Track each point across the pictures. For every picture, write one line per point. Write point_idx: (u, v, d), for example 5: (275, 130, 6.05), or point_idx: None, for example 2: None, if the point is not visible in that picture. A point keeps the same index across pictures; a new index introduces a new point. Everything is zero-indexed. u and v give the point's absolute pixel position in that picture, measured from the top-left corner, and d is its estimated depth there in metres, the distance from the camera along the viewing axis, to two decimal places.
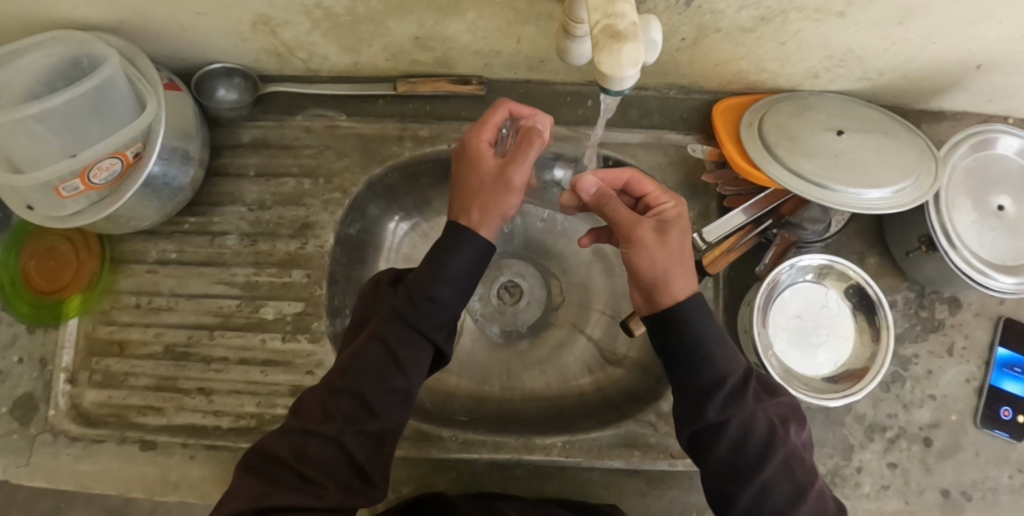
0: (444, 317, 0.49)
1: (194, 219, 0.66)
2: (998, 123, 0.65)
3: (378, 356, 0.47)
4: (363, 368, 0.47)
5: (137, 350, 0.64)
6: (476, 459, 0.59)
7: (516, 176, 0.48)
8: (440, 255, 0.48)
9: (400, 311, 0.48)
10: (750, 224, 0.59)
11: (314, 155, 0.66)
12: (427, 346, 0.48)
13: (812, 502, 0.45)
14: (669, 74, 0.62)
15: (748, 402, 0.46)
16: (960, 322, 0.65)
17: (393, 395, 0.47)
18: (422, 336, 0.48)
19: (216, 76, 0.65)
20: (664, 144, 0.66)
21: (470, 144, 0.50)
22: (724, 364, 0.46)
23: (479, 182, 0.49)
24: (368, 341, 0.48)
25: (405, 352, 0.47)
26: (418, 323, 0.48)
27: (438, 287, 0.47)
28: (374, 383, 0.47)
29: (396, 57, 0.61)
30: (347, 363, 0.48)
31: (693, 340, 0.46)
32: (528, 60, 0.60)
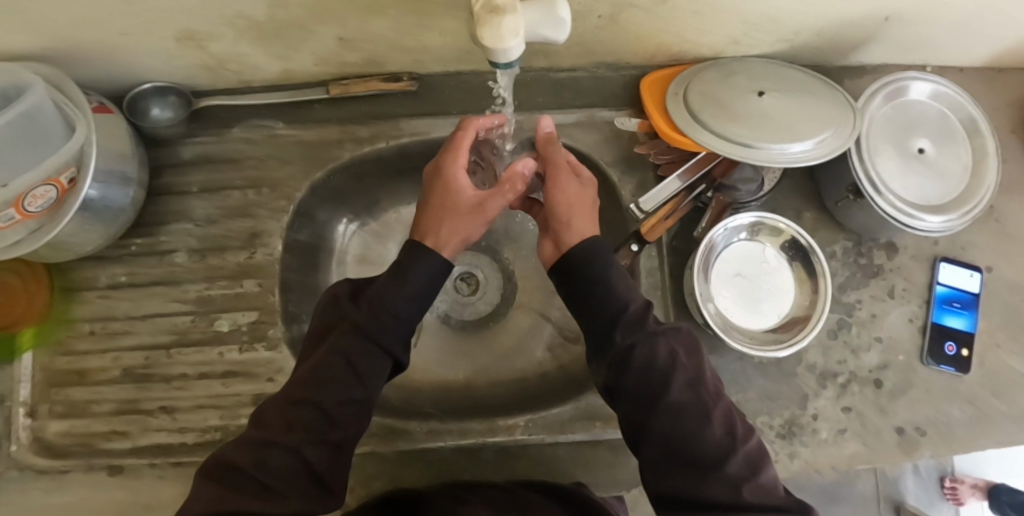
0: (399, 330, 0.52)
1: (141, 240, 0.65)
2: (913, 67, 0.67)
3: (339, 363, 0.49)
4: (323, 382, 0.49)
5: (97, 377, 0.63)
6: (443, 447, 0.60)
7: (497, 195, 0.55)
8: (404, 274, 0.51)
9: (358, 323, 0.51)
10: (685, 190, 0.61)
11: (256, 165, 0.65)
12: (387, 360, 0.51)
13: (717, 420, 0.47)
14: (595, 53, 0.64)
15: (648, 332, 0.49)
16: (898, 266, 0.67)
17: (353, 403, 0.50)
18: (382, 351, 0.51)
19: (148, 96, 0.64)
20: (597, 121, 0.66)
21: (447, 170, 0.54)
22: (622, 292, 0.51)
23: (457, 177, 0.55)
24: (328, 355, 0.50)
25: (361, 359, 0.50)
26: (379, 336, 0.50)
27: (397, 302, 0.51)
28: (336, 393, 0.49)
29: (326, 60, 0.61)
30: (306, 381, 0.49)
31: (588, 273, 0.50)
32: (456, 51, 0.61)
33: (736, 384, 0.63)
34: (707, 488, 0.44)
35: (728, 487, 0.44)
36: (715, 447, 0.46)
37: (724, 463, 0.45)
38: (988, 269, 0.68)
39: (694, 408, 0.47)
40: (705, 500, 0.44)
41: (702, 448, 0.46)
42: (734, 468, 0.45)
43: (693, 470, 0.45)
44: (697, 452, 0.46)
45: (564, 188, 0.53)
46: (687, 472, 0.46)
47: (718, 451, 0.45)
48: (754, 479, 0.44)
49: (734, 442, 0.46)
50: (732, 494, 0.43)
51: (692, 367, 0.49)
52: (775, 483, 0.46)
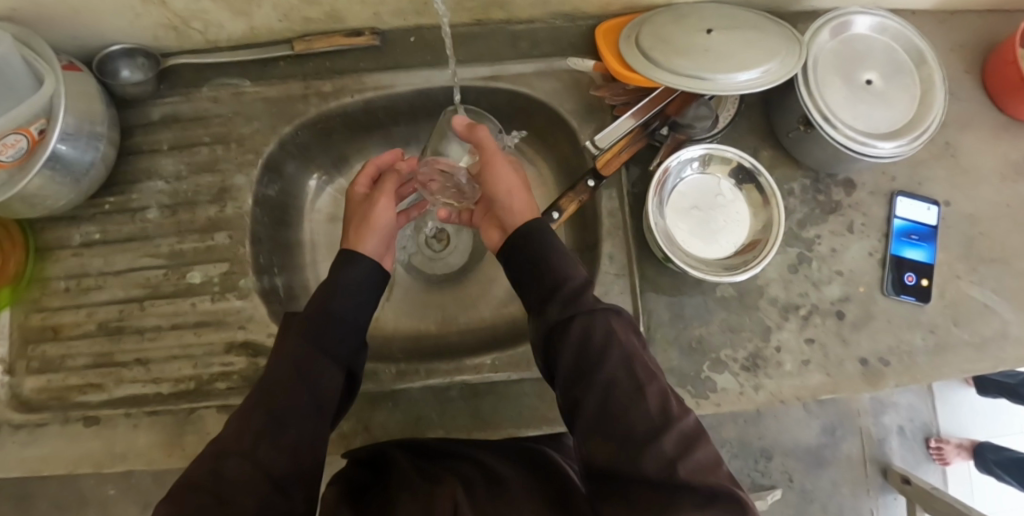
0: (347, 335, 0.52)
1: (113, 198, 0.67)
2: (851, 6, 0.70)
3: (289, 370, 0.48)
4: (278, 385, 0.48)
5: (71, 332, 0.65)
6: (412, 387, 0.62)
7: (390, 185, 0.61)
8: (335, 278, 0.53)
9: (308, 331, 0.50)
10: (638, 128, 0.62)
11: (224, 123, 0.67)
12: (337, 365, 0.51)
13: (653, 399, 0.44)
14: (550, 2, 0.65)
15: (586, 307, 0.48)
16: (856, 202, 0.68)
17: (306, 406, 0.48)
18: (331, 353, 0.51)
19: (117, 57, 0.65)
20: (555, 70, 0.68)
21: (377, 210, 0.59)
22: (564, 266, 0.51)
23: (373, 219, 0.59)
24: (277, 359, 0.49)
25: (311, 365, 0.49)
26: (327, 339, 0.50)
27: (336, 304, 0.52)
28: (293, 397, 0.47)
29: (287, 16, 0.63)
30: (262, 386, 0.48)
31: (529, 250, 0.53)
32: (412, 3, 0.63)
33: (698, 318, 0.64)
34: (640, 465, 0.41)
35: (661, 463, 0.41)
36: (645, 423, 0.43)
37: (655, 438, 0.42)
38: (946, 203, 0.69)
39: (628, 382, 0.45)
40: (635, 475, 0.41)
41: (634, 422, 0.43)
42: (666, 443, 0.41)
43: (625, 445, 0.42)
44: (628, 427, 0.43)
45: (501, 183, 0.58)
46: (619, 450, 0.42)
47: (649, 426, 0.43)
48: (687, 456, 0.41)
49: (668, 421, 0.43)
50: (663, 468, 0.40)
51: (634, 344, 0.48)
52: (711, 466, 0.42)
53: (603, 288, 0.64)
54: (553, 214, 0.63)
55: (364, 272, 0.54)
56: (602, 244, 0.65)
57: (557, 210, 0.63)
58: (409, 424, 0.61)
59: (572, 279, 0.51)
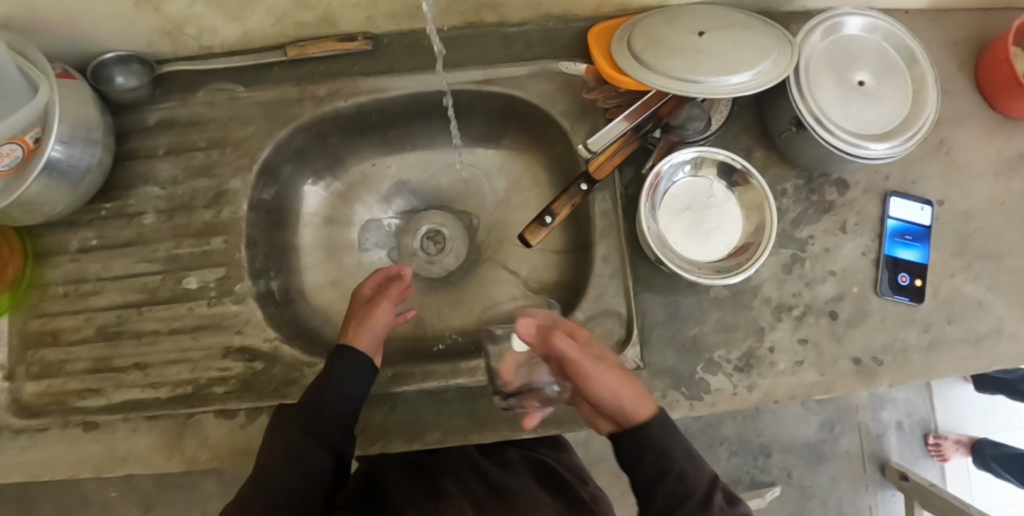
0: (340, 427, 0.54)
1: (109, 204, 0.67)
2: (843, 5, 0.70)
3: (277, 456, 0.52)
4: (273, 477, 0.51)
5: (70, 337, 0.65)
6: (407, 390, 0.62)
7: (396, 289, 0.60)
8: (325, 376, 0.54)
9: (298, 420, 0.53)
10: (632, 130, 0.63)
11: (220, 128, 0.67)
12: (329, 454, 0.53)
13: None
14: (541, 4, 0.65)
15: (690, 496, 0.47)
16: (850, 202, 0.68)
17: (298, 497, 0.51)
18: (320, 446, 0.53)
19: (111, 64, 0.66)
20: (548, 72, 0.68)
21: (380, 314, 0.58)
22: (692, 467, 0.47)
23: (372, 324, 0.58)
24: (277, 444, 0.53)
25: (302, 456, 0.52)
26: (317, 434, 0.53)
27: (326, 399, 0.53)
28: (280, 483, 0.51)
29: (281, 21, 0.63)
30: (258, 475, 0.52)
31: (647, 440, 0.47)
32: (405, 7, 0.63)
33: (692, 319, 0.64)
34: None
35: None
36: None
37: None
38: (939, 202, 0.69)
39: None
40: None
41: None
42: None
43: None
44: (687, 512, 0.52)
45: (598, 383, 0.47)
46: None
47: None
48: None
49: None
50: None
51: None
52: None
53: (597, 288, 0.64)
54: (545, 219, 0.63)
55: (348, 372, 0.55)
56: (595, 245, 0.65)
57: (549, 215, 0.63)
58: (404, 425, 0.62)
59: (699, 477, 0.47)
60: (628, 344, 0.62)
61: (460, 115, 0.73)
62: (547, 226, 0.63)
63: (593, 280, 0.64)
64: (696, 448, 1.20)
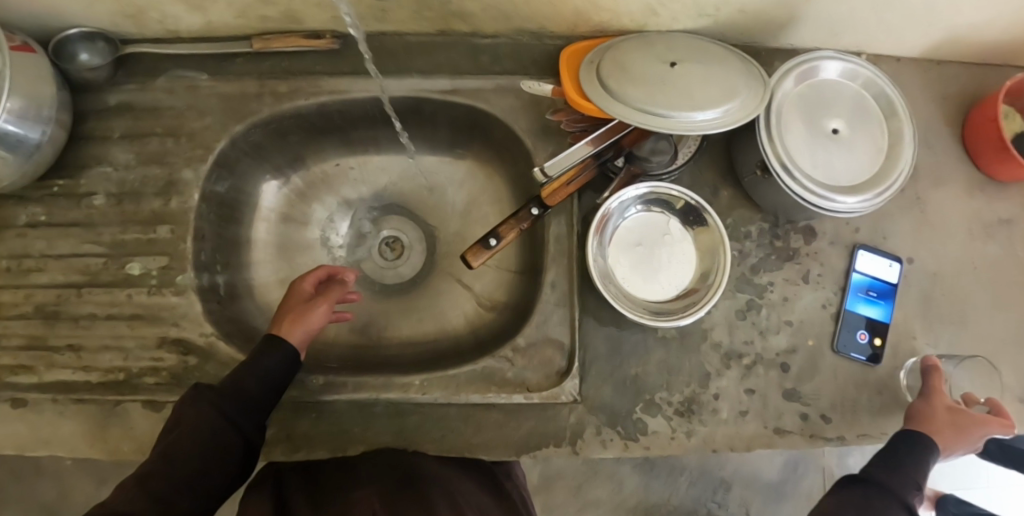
0: (254, 411, 0.53)
1: (60, 182, 0.66)
2: (831, 47, 0.67)
3: (186, 434, 0.50)
4: (178, 455, 0.48)
5: (7, 312, 0.65)
6: (336, 401, 0.61)
7: (337, 292, 0.63)
8: (251, 363, 0.55)
9: (216, 401, 0.52)
10: (592, 158, 0.61)
11: (177, 115, 0.66)
12: (238, 439, 0.52)
13: None
14: (514, 18, 0.63)
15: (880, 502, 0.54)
16: (816, 251, 0.66)
17: (201, 478, 0.49)
18: (232, 428, 0.52)
19: (75, 41, 0.65)
20: (517, 89, 0.65)
21: (317, 313, 0.60)
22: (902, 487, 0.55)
23: (307, 319, 0.60)
24: (185, 426, 0.50)
25: (213, 436, 0.50)
26: (231, 414, 0.52)
27: (245, 382, 0.54)
28: (190, 457, 0.49)
29: (245, 13, 0.62)
30: (159, 455, 0.49)
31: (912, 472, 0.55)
32: (373, 10, 0.61)
33: (636, 357, 0.62)
34: None
35: None
36: None
37: None
38: (909, 260, 0.67)
39: None
40: None
41: None
42: None
43: None
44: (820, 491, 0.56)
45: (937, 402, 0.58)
46: None
47: None
48: None
49: None
50: None
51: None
52: None
53: (542, 316, 0.62)
54: (489, 241, 0.61)
55: (269, 362, 0.55)
56: (546, 272, 0.63)
57: (495, 237, 0.61)
58: (329, 433, 0.61)
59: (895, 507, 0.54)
60: (567, 377, 0.60)
61: (426, 123, 0.71)
62: (491, 248, 0.61)
63: (540, 307, 0.63)
64: (655, 472, 1.19)
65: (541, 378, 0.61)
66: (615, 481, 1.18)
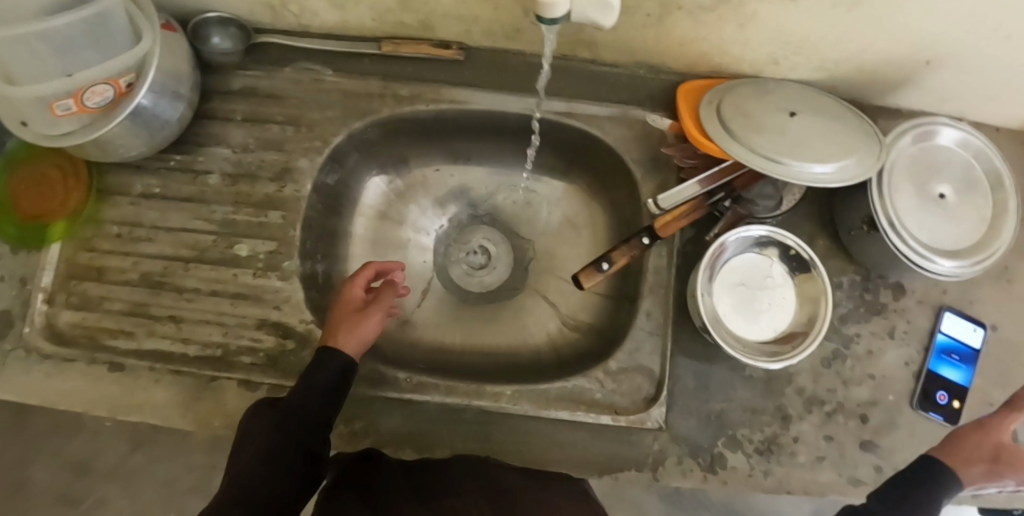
0: (318, 425, 0.53)
1: (179, 157, 0.68)
2: (937, 112, 0.69)
3: (257, 454, 0.49)
4: (251, 480, 0.47)
5: (114, 277, 0.67)
6: (428, 402, 0.62)
7: (387, 296, 0.63)
8: (308, 375, 0.54)
9: (282, 423, 0.51)
10: (703, 196, 0.63)
11: (299, 105, 0.68)
12: (307, 456, 0.51)
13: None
14: (637, 50, 0.65)
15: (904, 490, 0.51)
16: (903, 308, 0.67)
17: (276, 498, 0.47)
18: (299, 445, 0.51)
19: (211, 25, 0.67)
20: (629, 119, 0.68)
21: (371, 318, 0.60)
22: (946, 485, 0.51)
23: (363, 326, 0.59)
24: (253, 448, 0.50)
25: (281, 453, 0.49)
26: (297, 430, 0.51)
27: (307, 398, 0.53)
28: (261, 477, 0.47)
29: (381, 17, 0.64)
30: (232, 481, 0.47)
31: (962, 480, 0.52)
32: (505, 28, 0.64)
33: (722, 393, 0.64)
34: None
35: None
36: None
37: None
38: (993, 327, 0.68)
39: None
40: None
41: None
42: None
43: None
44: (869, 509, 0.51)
45: None
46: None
47: None
48: None
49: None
50: None
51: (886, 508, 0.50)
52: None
53: (633, 342, 0.64)
54: (601, 265, 0.63)
55: (327, 373, 0.55)
56: (641, 298, 0.65)
57: (606, 261, 0.63)
58: (417, 435, 0.61)
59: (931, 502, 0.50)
60: (654, 403, 0.62)
61: (532, 141, 0.73)
62: (603, 272, 0.62)
63: (632, 332, 0.64)
64: (681, 504, 1.19)
65: (628, 402, 0.62)
66: (641, 509, 1.19)
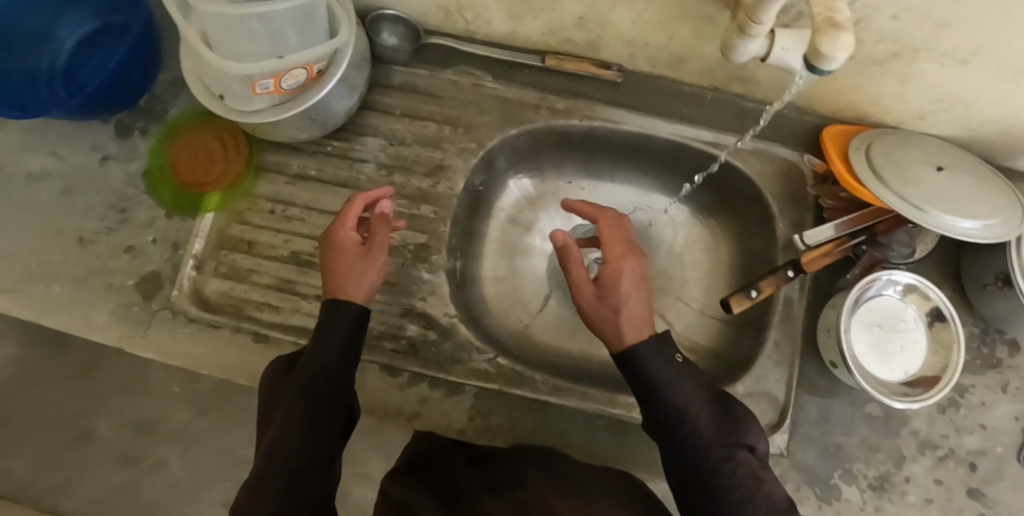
0: (341, 377, 0.50)
1: (336, 143, 0.71)
2: None
3: (284, 422, 0.46)
4: (283, 451, 0.44)
5: (265, 251, 0.69)
6: (563, 405, 0.64)
7: (383, 233, 0.57)
8: (324, 331, 0.50)
9: (306, 386, 0.48)
10: (843, 238, 0.65)
11: (457, 107, 0.71)
12: (336, 410, 0.48)
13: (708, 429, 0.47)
14: (790, 91, 0.68)
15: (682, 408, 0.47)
16: (1017, 365, 0.70)
17: (313, 458, 0.45)
18: (323, 403, 0.48)
19: (384, 20, 0.70)
20: (772, 155, 0.71)
21: (372, 260, 0.55)
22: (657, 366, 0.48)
23: (360, 272, 0.53)
24: (279, 419, 0.46)
25: (306, 414, 0.47)
26: (319, 389, 0.48)
27: (321, 353, 0.49)
28: (293, 445, 0.45)
29: (553, 32, 0.67)
30: (262, 454, 0.45)
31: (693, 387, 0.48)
32: (671, 57, 0.67)
33: (840, 426, 0.66)
34: None
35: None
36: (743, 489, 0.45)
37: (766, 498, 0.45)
38: None
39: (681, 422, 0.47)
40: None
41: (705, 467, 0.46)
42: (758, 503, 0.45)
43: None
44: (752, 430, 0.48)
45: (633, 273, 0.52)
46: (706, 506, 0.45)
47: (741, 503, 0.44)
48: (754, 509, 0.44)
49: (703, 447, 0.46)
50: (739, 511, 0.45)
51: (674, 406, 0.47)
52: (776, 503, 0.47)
53: (761, 369, 0.66)
54: (750, 291, 0.62)
55: (342, 327, 0.51)
56: (769, 328, 0.67)
57: (754, 288, 0.63)
58: (550, 435, 0.64)
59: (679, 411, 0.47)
60: (778, 430, 0.64)
61: (667, 164, 0.75)
62: (752, 298, 0.62)
63: (760, 360, 0.66)
64: None
65: None
66: None
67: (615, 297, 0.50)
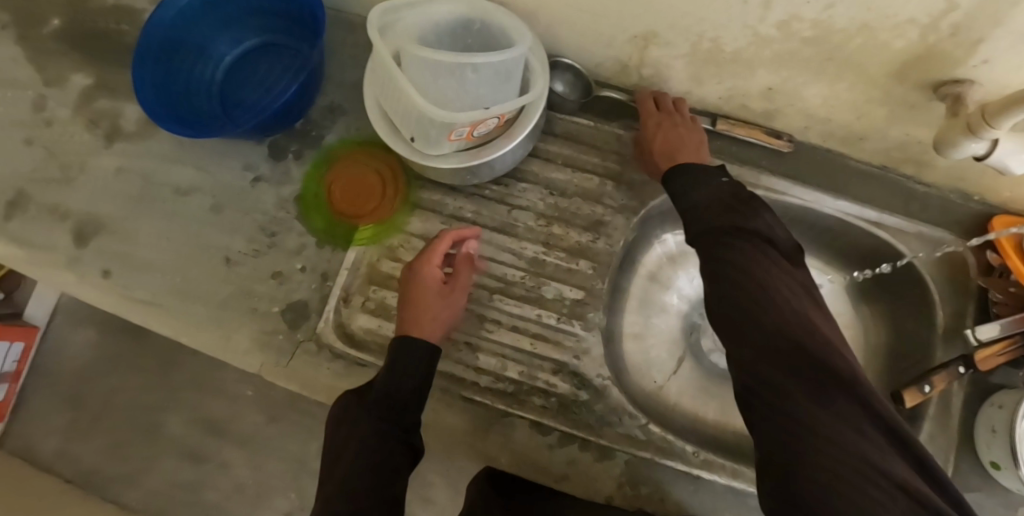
0: (410, 409, 0.51)
1: (495, 188, 0.70)
2: None
3: (353, 448, 0.47)
4: (352, 476, 0.45)
5: None
6: (715, 480, 0.63)
7: (465, 273, 0.64)
8: (391, 360, 0.53)
9: (374, 412, 0.50)
10: (1011, 338, 0.63)
11: (619, 161, 0.70)
12: (400, 441, 0.49)
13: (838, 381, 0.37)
14: (966, 180, 0.66)
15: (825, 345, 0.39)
16: None
17: (377, 481, 0.45)
18: (390, 432, 0.49)
19: (558, 68, 0.69)
20: (934, 241, 0.69)
21: (455, 304, 0.62)
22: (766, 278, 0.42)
23: (436, 309, 0.60)
24: (347, 447, 0.48)
25: (374, 440, 0.48)
26: (386, 418, 0.49)
27: (389, 379, 0.52)
28: (362, 468, 0.46)
29: (731, 98, 0.66)
30: (330, 481, 0.46)
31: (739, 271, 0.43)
32: (848, 134, 0.66)
33: None
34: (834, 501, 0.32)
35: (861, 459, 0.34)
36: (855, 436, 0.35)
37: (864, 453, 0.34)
38: None
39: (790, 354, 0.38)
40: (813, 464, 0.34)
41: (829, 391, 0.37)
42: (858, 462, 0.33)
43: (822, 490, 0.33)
44: (865, 385, 0.38)
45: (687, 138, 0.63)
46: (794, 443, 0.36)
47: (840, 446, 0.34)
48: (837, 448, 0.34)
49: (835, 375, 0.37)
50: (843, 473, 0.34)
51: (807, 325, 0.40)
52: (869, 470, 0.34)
53: None
54: (923, 386, 0.63)
55: (410, 357, 0.53)
56: (924, 419, 0.66)
57: (928, 383, 0.63)
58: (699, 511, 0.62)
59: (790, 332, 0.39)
60: None
61: (817, 236, 0.75)
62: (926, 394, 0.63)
63: None
64: None
65: None
66: None
67: (651, 144, 0.64)
